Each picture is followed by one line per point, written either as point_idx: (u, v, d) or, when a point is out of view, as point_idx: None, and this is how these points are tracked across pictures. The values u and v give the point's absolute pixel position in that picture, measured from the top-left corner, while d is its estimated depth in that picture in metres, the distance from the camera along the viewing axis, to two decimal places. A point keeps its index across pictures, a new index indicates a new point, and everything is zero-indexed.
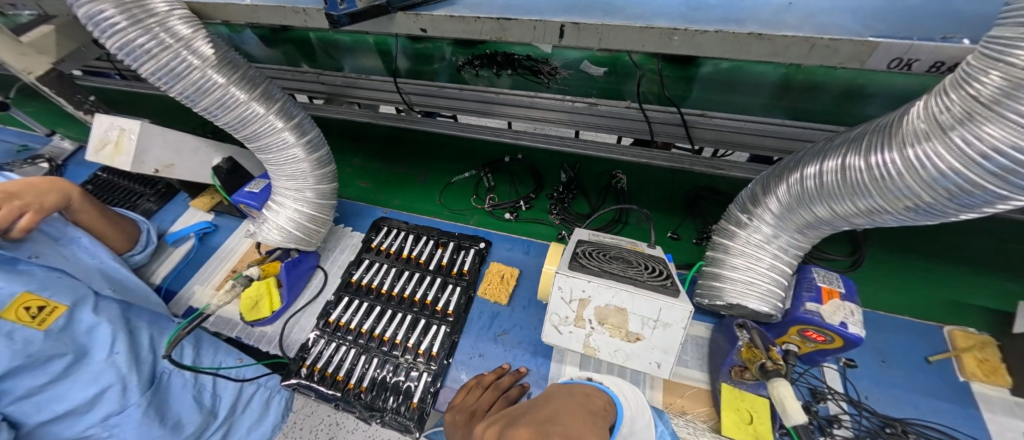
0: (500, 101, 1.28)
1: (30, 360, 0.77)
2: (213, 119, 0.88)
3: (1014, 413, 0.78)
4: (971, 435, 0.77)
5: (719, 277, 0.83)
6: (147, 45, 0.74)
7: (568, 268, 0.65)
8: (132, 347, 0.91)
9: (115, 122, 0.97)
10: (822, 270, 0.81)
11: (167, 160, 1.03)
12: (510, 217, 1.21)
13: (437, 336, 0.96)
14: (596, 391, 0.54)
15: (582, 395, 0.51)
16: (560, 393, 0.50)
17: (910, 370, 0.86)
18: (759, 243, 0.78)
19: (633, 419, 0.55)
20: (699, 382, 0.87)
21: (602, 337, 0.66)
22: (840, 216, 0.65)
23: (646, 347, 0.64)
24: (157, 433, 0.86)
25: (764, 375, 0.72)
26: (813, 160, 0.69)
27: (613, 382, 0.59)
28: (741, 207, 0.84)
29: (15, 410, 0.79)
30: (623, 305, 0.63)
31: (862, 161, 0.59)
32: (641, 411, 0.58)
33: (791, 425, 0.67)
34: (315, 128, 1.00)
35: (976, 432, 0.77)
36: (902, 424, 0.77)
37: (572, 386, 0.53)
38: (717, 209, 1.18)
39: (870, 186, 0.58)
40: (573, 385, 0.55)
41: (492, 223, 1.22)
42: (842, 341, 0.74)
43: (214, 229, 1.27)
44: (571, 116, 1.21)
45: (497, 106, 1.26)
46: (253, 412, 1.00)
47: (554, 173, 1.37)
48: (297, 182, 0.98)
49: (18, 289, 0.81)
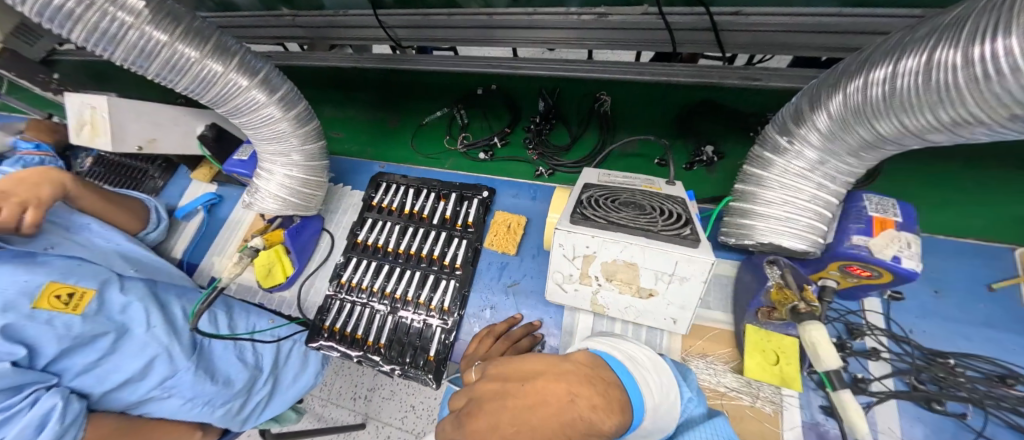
0: (497, 24, 1.10)
1: (76, 340, 0.85)
2: (173, 85, 0.80)
3: None
4: None
5: (749, 214, 0.72)
6: (68, 5, 0.65)
7: (570, 222, 0.56)
8: (165, 320, 0.98)
9: (84, 100, 0.91)
10: (875, 197, 0.70)
11: (148, 135, 0.97)
12: (485, 157, 1.11)
13: (447, 290, 0.94)
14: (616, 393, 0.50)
15: (592, 376, 0.50)
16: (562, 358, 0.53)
17: (967, 300, 0.76)
18: (800, 172, 0.66)
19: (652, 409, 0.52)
20: (722, 323, 0.82)
21: (611, 293, 0.58)
22: (911, 133, 0.51)
23: (661, 303, 0.56)
24: (213, 389, 0.98)
25: (795, 317, 0.67)
26: (883, 60, 0.54)
27: (636, 366, 0.55)
28: (779, 128, 0.70)
29: (81, 382, 0.88)
30: (633, 259, 0.54)
31: (958, 56, 0.44)
32: (659, 396, 0.54)
33: (822, 369, 0.62)
34: (286, 81, 0.90)
35: None
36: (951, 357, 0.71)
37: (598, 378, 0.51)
38: (709, 126, 1.02)
39: (962, 91, 0.44)
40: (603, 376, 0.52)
41: (466, 165, 1.14)
42: (891, 276, 0.66)
43: (221, 200, 1.24)
44: (582, 32, 1.04)
45: (499, 30, 1.11)
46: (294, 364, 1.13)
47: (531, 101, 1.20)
48: (280, 145, 0.92)
49: (43, 280, 0.86)
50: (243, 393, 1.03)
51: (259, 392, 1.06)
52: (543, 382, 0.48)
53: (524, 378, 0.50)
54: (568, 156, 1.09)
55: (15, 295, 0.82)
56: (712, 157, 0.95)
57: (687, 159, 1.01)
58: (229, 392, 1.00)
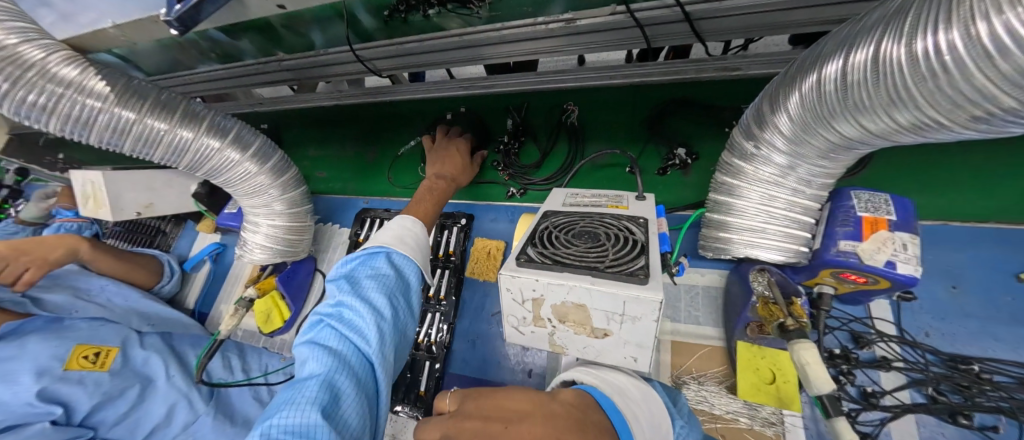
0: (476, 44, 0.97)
1: (106, 396, 0.92)
2: (150, 157, 0.85)
3: None
4: None
5: (723, 227, 0.67)
6: (38, 101, 0.70)
7: (515, 266, 0.54)
8: (183, 369, 1.04)
9: (85, 177, 0.98)
10: (864, 194, 0.63)
11: (144, 200, 1.04)
12: None
13: (433, 323, 0.94)
14: (603, 430, 0.42)
15: (584, 421, 0.41)
16: (550, 395, 0.44)
17: (991, 294, 0.68)
18: (770, 179, 0.61)
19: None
20: (712, 339, 0.77)
21: (567, 334, 0.55)
22: (874, 134, 0.46)
23: (617, 342, 0.52)
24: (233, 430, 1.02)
25: (785, 335, 0.60)
26: (834, 55, 0.48)
27: (626, 398, 0.48)
28: (745, 132, 0.64)
29: (116, 434, 0.95)
30: (581, 301, 0.51)
31: (905, 50, 0.38)
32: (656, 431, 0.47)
33: (814, 393, 0.56)
34: (258, 136, 0.93)
35: None
36: (973, 362, 0.63)
37: (585, 409, 0.43)
38: (683, 126, 0.97)
39: (917, 90, 0.38)
40: (588, 401, 0.45)
41: None
42: (888, 283, 0.59)
43: (225, 249, 1.29)
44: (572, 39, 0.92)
45: (483, 48, 0.99)
46: None
47: (500, 120, 1.14)
48: (259, 197, 0.95)
49: (72, 344, 0.94)
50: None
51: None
52: (527, 423, 0.40)
53: (507, 419, 0.42)
54: (539, 173, 1.06)
55: (48, 360, 0.90)
56: (686, 159, 0.91)
57: (658, 163, 0.99)
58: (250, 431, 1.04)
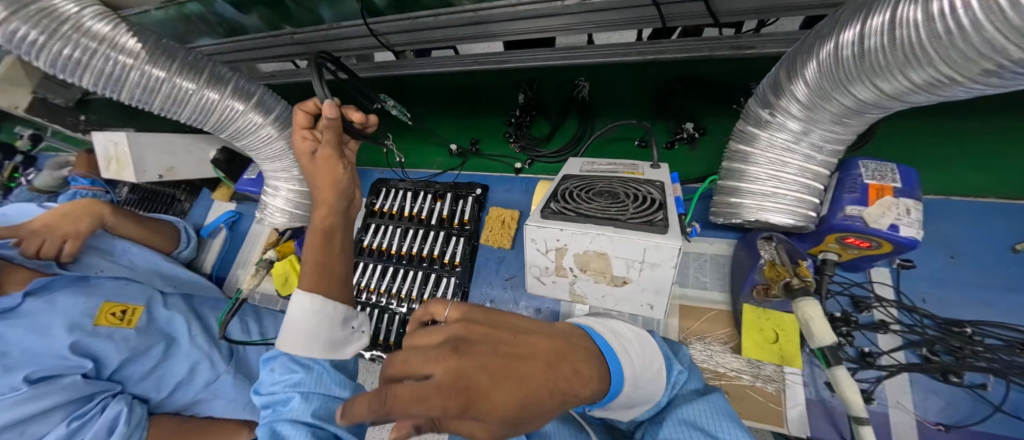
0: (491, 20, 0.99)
1: (133, 351, 0.96)
2: (177, 117, 0.87)
3: None
4: None
5: (735, 192, 0.70)
6: (73, 54, 0.71)
7: (539, 217, 0.57)
8: (203, 330, 1.10)
9: (108, 138, 1.00)
10: (872, 163, 0.66)
11: (166, 163, 1.06)
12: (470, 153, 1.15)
13: (447, 287, 0.97)
14: (594, 361, 0.45)
15: (575, 352, 0.44)
16: (551, 324, 0.47)
17: (987, 264, 0.71)
18: (784, 145, 0.64)
19: (637, 380, 0.49)
20: (719, 303, 0.81)
21: (587, 283, 0.58)
22: (888, 96, 0.49)
23: (635, 290, 0.56)
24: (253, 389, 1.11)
25: (789, 293, 0.65)
26: (852, 21, 0.50)
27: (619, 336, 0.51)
28: (760, 100, 0.66)
29: (143, 388, 0.99)
30: (603, 249, 0.54)
31: (922, 12, 0.41)
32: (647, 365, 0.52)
33: (816, 344, 0.60)
34: (281, 102, 0.95)
35: None
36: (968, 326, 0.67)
37: (579, 344, 0.46)
38: (692, 102, 1.00)
39: (931, 48, 0.41)
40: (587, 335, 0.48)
41: (455, 163, 1.18)
42: (891, 245, 0.62)
43: (239, 217, 1.32)
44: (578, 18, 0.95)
45: (492, 24, 1.00)
46: None
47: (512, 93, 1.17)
48: (281, 161, 0.97)
49: (99, 301, 0.97)
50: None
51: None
52: (548, 357, 0.41)
53: (511, 331, 0.43)
54: (550, 146, 1.09)
55: (79, 315, 0.93)
56: (693, 133, 0.94)
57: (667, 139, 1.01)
58: None
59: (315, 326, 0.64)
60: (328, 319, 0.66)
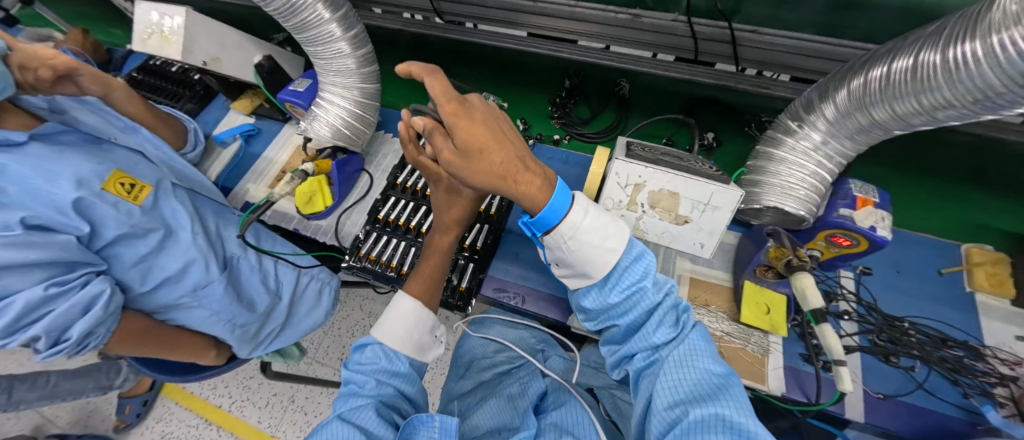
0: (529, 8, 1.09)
1: (133, 230, 0.88)
2: (263, 6, 0.88)
3: (1010, 319, 0.87)
4: (963, 331, 0.86)
5: (758, 184, 0.85)
6: None
7: (625, 156, 0.67)
8: (204, 231, 1.01)
9: (159, 10, 0.96)
10: (858, 183, 0.85)
11: (213, 53, 1.02)
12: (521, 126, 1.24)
13: (479, 232, 1.03)
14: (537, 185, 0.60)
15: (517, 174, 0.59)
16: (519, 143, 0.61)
17: (919, 280, 0.94)
18: (805, 150, 0.79)
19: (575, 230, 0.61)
20: (723, 280, 0.95)
21: (652, 219, 0.72)
22: (899, 117, 0.66)
23: (693, 228, 0.71)
24: (239, 307, 1.04)
25: (789, 270, 0.80)
26: (880, 61, 0.68)
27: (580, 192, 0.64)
28: (791, 115, 0.84)
29: (127, 275, 0.90)
30: (676, 190, 0.66)
31: (938, 55, 0.58)
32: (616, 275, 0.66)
33: (808, 309, 0.76)
34: (360, 23, 0.98)
35: (968, 329, 0.87)
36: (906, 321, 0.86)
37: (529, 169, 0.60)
38: (711, 119, 1.18)
39: (941, 77, 0.58)
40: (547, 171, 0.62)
41: None
42: (867, 244, 0.80)
43: (258, 133, 1.28)
44: (616, 31, 1.05)
45: (523, 13, 1.10)
46: (310, 298, 1.20)
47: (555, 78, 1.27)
48: (345, 78, 0.99)
49: (109, 168, 0.90)
50: (262, 317, 1.09)
51: (277, 317, 1.13)
52: (511, 146, 0.59)
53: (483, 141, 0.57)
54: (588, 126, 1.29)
55: (87, 173, 0.85)
56: (712, 142, 1.17)
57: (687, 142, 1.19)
58: (252, 313, 1.06)
59: (412, 326, 0.74)
60: (422, 324, 0.75)
